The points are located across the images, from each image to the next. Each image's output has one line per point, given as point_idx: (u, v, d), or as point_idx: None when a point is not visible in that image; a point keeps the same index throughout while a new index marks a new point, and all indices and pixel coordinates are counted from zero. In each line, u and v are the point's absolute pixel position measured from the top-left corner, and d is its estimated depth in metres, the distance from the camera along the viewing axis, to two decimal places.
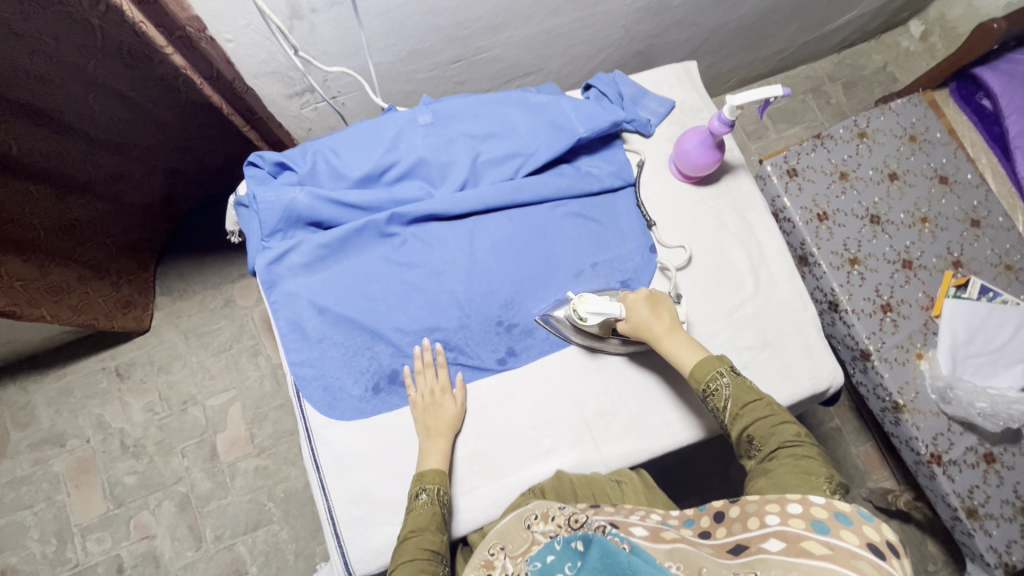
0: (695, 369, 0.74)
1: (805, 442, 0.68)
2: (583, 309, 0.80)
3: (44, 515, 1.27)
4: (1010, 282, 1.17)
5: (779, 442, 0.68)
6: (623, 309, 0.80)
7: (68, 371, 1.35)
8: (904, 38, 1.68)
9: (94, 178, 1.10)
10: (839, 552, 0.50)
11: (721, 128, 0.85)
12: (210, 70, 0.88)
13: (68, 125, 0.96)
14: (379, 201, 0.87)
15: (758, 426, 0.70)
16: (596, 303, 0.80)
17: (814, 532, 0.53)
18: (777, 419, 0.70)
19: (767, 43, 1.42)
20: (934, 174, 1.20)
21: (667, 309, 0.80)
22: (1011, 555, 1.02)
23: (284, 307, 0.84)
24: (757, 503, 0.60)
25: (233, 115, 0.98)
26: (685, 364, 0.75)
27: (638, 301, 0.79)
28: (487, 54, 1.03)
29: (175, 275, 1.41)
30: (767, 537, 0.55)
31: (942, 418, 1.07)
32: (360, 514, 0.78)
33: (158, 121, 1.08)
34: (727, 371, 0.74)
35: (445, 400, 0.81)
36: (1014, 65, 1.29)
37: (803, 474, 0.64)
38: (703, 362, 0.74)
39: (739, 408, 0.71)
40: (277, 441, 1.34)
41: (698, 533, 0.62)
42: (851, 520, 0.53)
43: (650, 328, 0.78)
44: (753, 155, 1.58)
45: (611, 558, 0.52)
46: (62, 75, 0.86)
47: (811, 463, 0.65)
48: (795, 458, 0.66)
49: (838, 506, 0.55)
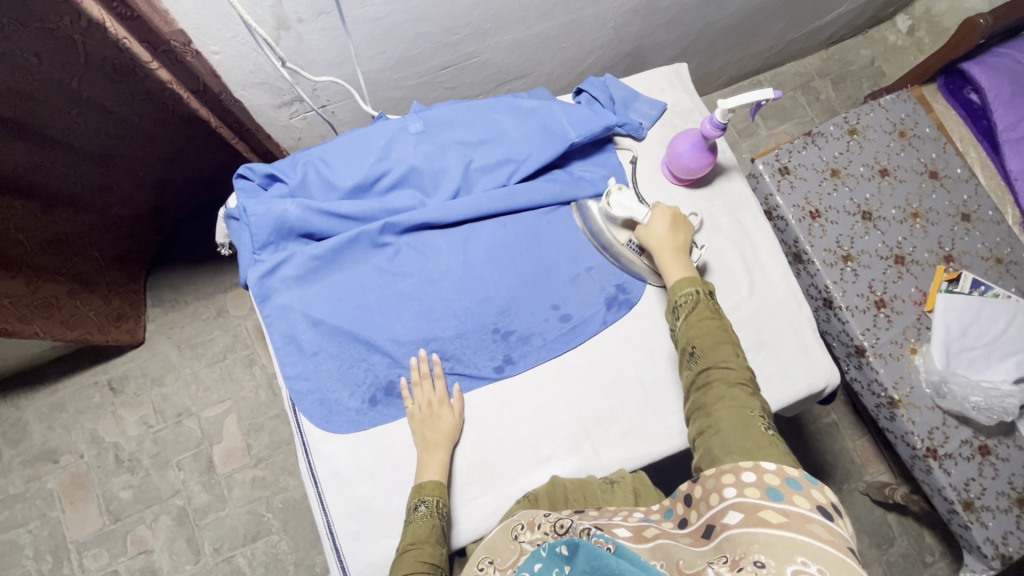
0: (676, 282, 0.78)
1: (740, 366, 0.71)
2: (614, 199, 0.85)
3: (39, 532, 1.26)
4: (1001, 275, 1.17)
5: (717, 360, 0.71)
6: (646, 215, 0.83)
7: (60, 386, 1.33)
8: (892, 33, 1.68)
9: (80, 191, 1.09)
10: (794, 517, 0.51)
11: (713, 131, 0.85)
12: (197, 84, 0.87)
13: (52, 138, 0.94)
14: (371, 211, 0.86)
15: (702, 339, 0.73)
16: (627, 199, 0.84)
17: (770, 500, 0.54)
18: (723, 339, 0.73)
19: (756, 41, 1.42)
20: (924, 170, 1.21)
21: (687, 233, 0.83)
22: (1007, 546, 1.03)
23: (278, 321, 0.83)
24: (715, 477, 0.59)
25: (221, 128, 0.98)
26: (671, 276, 0.80)
27: (665, 213, 0.83)
28: (477, 59, 1.03)
29: (166, 287, 1.40)
30: (727, 511, 0.55)
31: (936, 412, 1.08)
32: (360, 527, 0.78)
33: (144, 132, 1.07)
34: (702, 292, 0.77)
35: (442, 411, 0.80)
36: (1000, 59, 1.29)
37: (737, 406, 0.67)
38: (682, 279, 0.78)
39: (694, 320, 0.75)
40: (274, 451, 1.33)
41: (677, 523, 0.61)
42: (800, 485, 0.55)
43: (661, 235, 0.81)
44: (744, 153, 1.58)
45: (599, 560, 0.50)
46: (43, 91, 0.85)
47: (743, 392, 0.68)
48: (727, 385, 0.69)
49: (787, 472, 0.57)
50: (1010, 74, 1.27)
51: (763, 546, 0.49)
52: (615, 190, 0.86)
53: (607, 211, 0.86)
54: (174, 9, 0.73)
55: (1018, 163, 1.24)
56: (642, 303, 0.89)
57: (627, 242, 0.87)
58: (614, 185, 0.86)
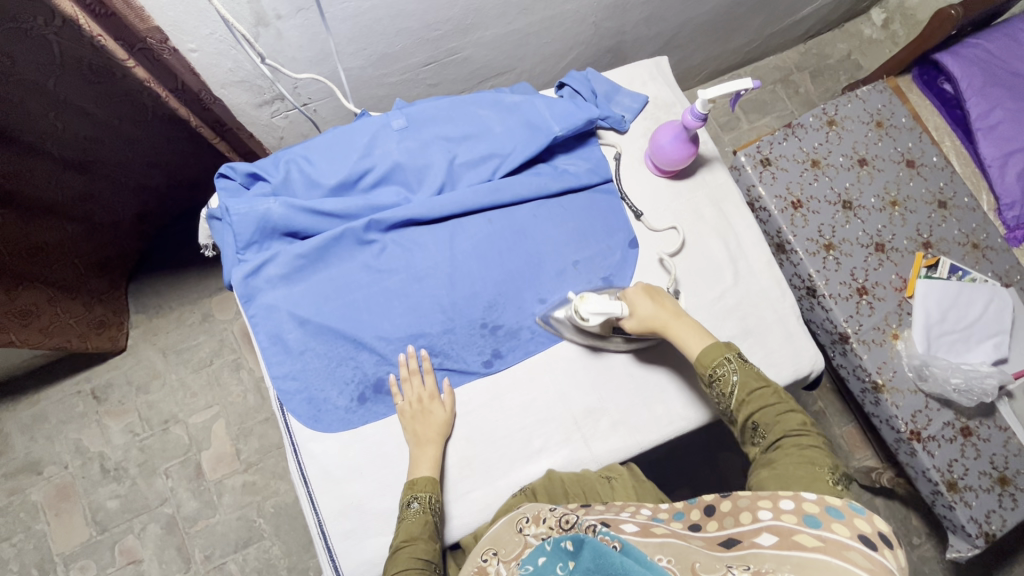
0: (702, 355, 0.75)
1: (811, 431, 0.69)
2: (583, 310, 0.80)
3: (23, 546, 1.23)
4: (977, 260, 1.20)
5: (785, 430, 0.69)
6: (624, 308, 0.80)
7: (42, 397, 1.31)
8: (867, 26, 1.72)
9: (60, 198, 1.07)
10: (830, 543, 0.51)
11: (694, 122, 0.86)
12: (175, 82, 0.86)
13: (30, 144, 0.93)
14: (356, 208, 0.86)
15: (763, 413, 0.71)
16: (598, 303, 0.79)
17: (806, 526, 0.54)
18: (786, 407, 0.71)
19: (735, 35, 1.44)
20: (902, 159, 1.23)
21: (669, 298, 0.82)
22: (991, 524, 1.06)
23: (263, 321, 0.83)
24: (749, 498, 0.60)
25: (201, 127, 0.97)
26: (691, 351, 0.76)
27: (640, 296, 0.81)
28: (459, 55, 1.03)
29: (150, 292, 1.38)
30: (760, 532, 0.56)
31: (919, 396, 1.10)
32: (351, 526, 0.77)
33: (124, 135, 1.06)
34: (734, 358, 0.74)
35: (433, 406, 0.80)
36: (971, 49, 1.32)
37: (807, 463, 0.65)
38: (710, 349, 0.74)
39: (745, 393, 0.72)
40: (264, 456, 1.32)
41: (688, 527, 0.62)
42: (842, 513, 0.54)
43: (653, 313, 0.79)
44: (726, 147, 1.60)
45: (604, 558, 0.51)
46: (19, 93, 0.83)
47: (817, 453, 0.67)
48: (801, 448, 0.67)
49: (830, 501, 0.56)
50: (981, 63, 1.30)
51: (795, 566, 0.48)
52: (579, 301, 0.80)
53: (585, 323, 0.81)
54: (149, 6, 0.72)
55: (991, 150, 1.27)
56: None
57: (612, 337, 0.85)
58: (576, 300, 0.81)
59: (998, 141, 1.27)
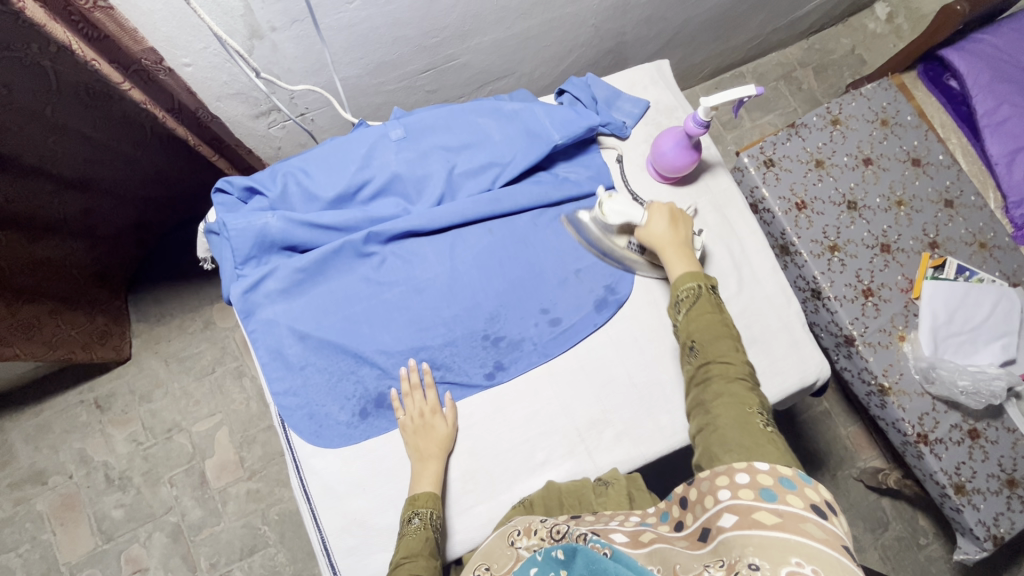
0: (677, 278, 0.79)
1: (740, 361, 0.70)
2: (607, 207, 0.85)
3: (29, 556, 1.23)
4: (985, 259, 1.18)
5: (716, 354, 0.71)
6: (644, 216, 0.83)
7: (45, 407, 1.31)
8: (871, 20, 1.69)
9: (62, 215, 1.07)
10: (788, 518, 0.51)
11: (697, 129, 0.85)
12: (172, 102, 0.86)
13: (30, 166, 0.92)
14: (355, 221, 0.85)
15: (703, 333, 0.73)
16: (621, 203, 0.84)
17: (763, 501, 0.53)
18: (725, 334, 0.73)
19: (737, 33, 1.41)
20: (907, 157, 1.21)
21: (687, 228, 0.84)
22: (998, 527, 1.05)
23: (263, 336, 0.82)
24: (709, 479, 0.58)
25: (201, 146, 0.97)
26: (672, 271, 0.80)
27: (663, 211, 0.83)
28: (457, 61, 1.02)
29: (151, 301, 1.38)
30: (722, 514, 0.54)
31: (926, 398, 1.09)
32: (355, 543, 0.77)
33: (121, 154, 1.04)
34: (703, 287, 0.77)
35: (435, 421, 0.79)
36: (978, 44, 1.29)
37: (735, 401, 0.66)
38: (683, 274, 0.78)
39: (695, 313, 0.75)
40: (268, 463, 1.32)
41: (673, 527, 0.60)
42: (794, 484, 0.55)
43: (662, 233, 0.82)
44: (728, 146, 1.58)
45: (598, 564, 0.52)
46: (17, 121, 0.83)
47: (741, 387, 0.67)
48: (726, 381, 0.68)
49: (781, 471, 0.56)
50: (987, 59, 1.28)
51: (757, 548, 0.48)
52: (606, 199, 0.86)
53: (603, 220, 0.86)
54: (141, 21, 0.71)
55: (998, 147, 1.25)
56: (631, 301, 0.89)
57: (627, 245, 0.88)
58: (604, 196, 0.86)
59: (1005, 138, 1.25)
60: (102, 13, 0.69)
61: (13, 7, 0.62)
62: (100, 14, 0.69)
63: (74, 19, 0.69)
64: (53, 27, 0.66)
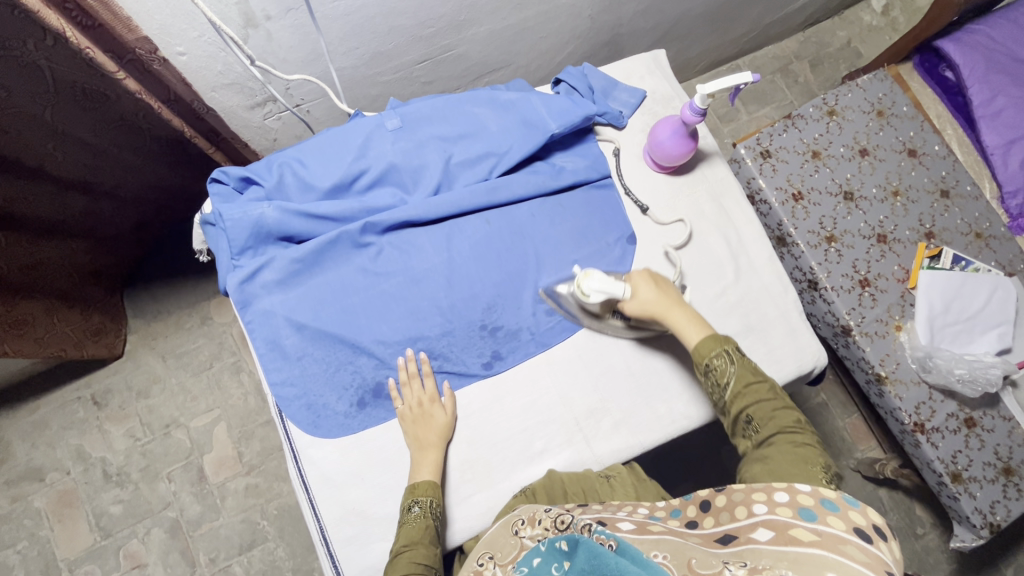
0: (699, 344, 0.74)
1: (804, 429, 0.69)
2: (586, 286, 0.79)
3: (28, 552, 1.23)
4: (981, 249, 1.19)
5: (778, 426, 0.69)
6: (626, 289, 0.79)
7: (42, 403, 1.30)
8: (867, 13, 1.69)
9: (61, 216, 1.06)
10: (827, 538, 0.51)
11: (693, 118, 0.85)
12: (167, 93, 0.86)
13: (31, 169, 0.92)
14: (351, 211, 0.84)
15: (758, 408, 0.70)
16: (600, 281, 0.79)
17: (802, 520, 0.54)
18: (779, 403, 0.71)
19: (733, 25, 1.42)
20: (903, 148, 1.21)
21: (670, 287, 0.81)
22: (995, 515, 1.05)
23: (260, 326, 0.82)
24: (743, 492, 0.60)
25: (196, 137, 0.97)
26: (689, 339, 0.75)
27: (644, 279, 0.80)
28: (453, 52, 1.02)
29: (148, 297, 1.37)
30: (755, 527, 0.56)
31: (922, 387, 1.09)
32: (354, 532, 0.77)
33: (123, 161, 1.05)
34: (732, 351, 0.73)
35: (434, 410, 0.79)
36: (973, 35, 1.30)
37: (802, 463, 0.65)
38: (707, 340, 0.74)
39: (742, 387, 0.71)
40: (266, 458, 1.32)
41: (685, 524, 0.62)
42: (837, 506, 0.55)
43: (654, 300, 0.78)
44: (725, 138, 1.58)
45: (598, 559, 0.50)
46: (17, 126, 0.83)
47: (809, 452, 0.66)
48: (795, 446, 0.67)
49: (824, 493, 0.56)
50: (983, 50, 1.28)
51: (792, 563, 0.49)
52: (583, 278, 0.80)
53: (582, 298, 0.81)
54: (135, 10, 0.71)
55: (994, 138, 1.26)
56: None
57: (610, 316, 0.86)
58: (579, 275, 0.80)
59: (1001, 128, 1.25)
60: (95, 1, 0.69)
61: None
62: (93, 2, 0.69)
63: (66, 7, 0.68)
64: (46, 14, 0.65)
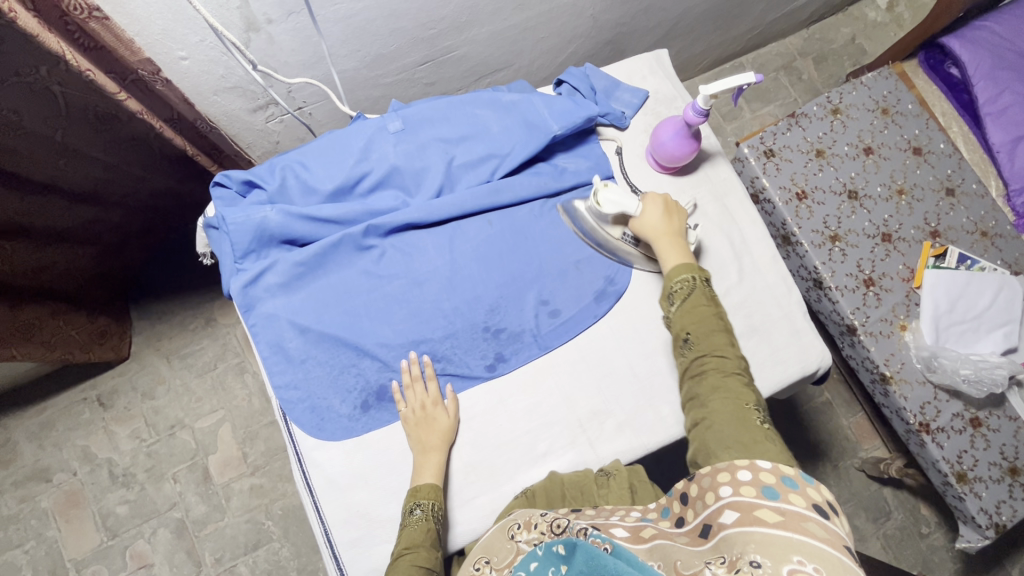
0: (672, 268, 0.78)
1: (734, 355, 0.70)
2: (602, 196, 0.82)
3: (36, 552, 1.24)
4: (986, 248, 1.18)
5: (711, 349, 0.71)
6: (639, 207, 0.82)
7: (48, 405, 1.31)
8: (871, 9, 1.68)
9: (69, 225, 1.07)
10: (790, 516, 0.51)
11: (696, 118, 0.84)
12: (170, 112, 0.89)
13: (42, 184, 0.93)
14: (354, 214, 0.85)
15: (697, 327, 0.73)
16: (617, 194, 0.82)
17: (765, 499, 0.53)
18: (717, 326, 0.73)
19: (737, 23, 1.41)
20: (908, 146, 1.20)
21: (682, 219, 0.82)
22: (1000, 515, 1.05)
23: (264, 330, 0.82)
24: (710, 475, 0.59)
25: (199, 154, 1.00)
26: (666, 262, 0.79)
27: (657, 201, 0.82)
28: (454, 54, 1.01)
29: (152, 299, 1.38)
30: (723, 510, 0.55)
31: (928, 386, 1.09)
32: (357, 535, 0.77)
33: (132, 175, 1.06)
34: (698, 279, 0.77)
35: (437, 412, 0.80)
36: (978, 31, 1.28)
37: (732, 397, 0.66)
38: (680, 266, 0.77)
39: (689, 307, 0.75)
40: (271, 458, 1.33)
41: (674, 522, 0.61)
42: (796, 483, 0.55)
43: (655, 223, 0.81)
44: (728, 136, 1.58)
45: (597, 560, 0.51)
46: (29, 146, 0.83)
47: (737, 382, 0.68)
48: (722, 375, 0.68)
49: (783, 470, 0.56)
50: (988, 46, 1.27)
51: (759, 545, 0.49)
52: (601, 187, 0.83)
53: (596, 209, 0.84)
54: (138, 15, 0.71)
55: (1000, 135, 1.24)
56: (631, 292, 0.89)
57: (622, 235, 0.87)
58: (598, 184, 0.83)
59: (1007, 125, 1.24)
60: (99, 26, 0.70)
61: (5, 18, 0.60)
62: (95, 24, 0.70)
63: (68, 29, 0.69)
64: (46, 38, 0.65)
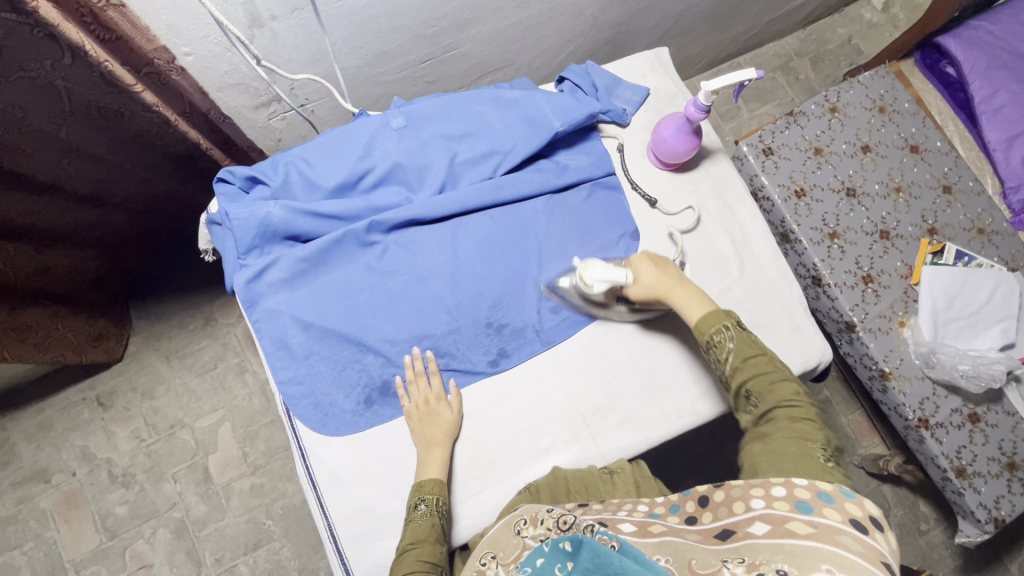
0: (699, 322, 0.73)
1: (804, 401, 0.67)
2: (588, 277, 0.79)
3: (34, 553, 1.23)
4: (983, 245, 1.19)
5: (778, 400, 0.67)
6: (628, 275, 0.79)
7: (46, 405, 1.31)
8: (867, 10, 1.69)
9: (70, 226, 1.06)
10: (823, 529, 0.51)
11: (698, 114, 0.85)
12: (184, 104, 0.90)
13: (45, 184, 0.93)
14: (357, 210, 0.85)
15: (757, 381, 0.69)
16: (601, 270, 0.78)
17: (799, 513, 0.53)
18: (779, 375, 0.69)
19: (735, 22, 1.42)
20: (905, 144, 1.22)
21: (674, 267, 0.81)
22: (999, 510, 1.06)
23: (267, 325, 0.82)
24: (742, 487, 0.59)
25: (213, 149, 1.02)
26: (692, 315, 0.75)
27: (645, 262, 0.80)
28: (456, 51, 1.02)
29: (152, 298, 1.37)
30: (753, 521, 0.55)
31: (926, 382, 1.09)
32: (362, 531, 0.78)
33: (134, 175, 1.06)
34: (731, 326, 0.72)
35: (440, 408, 0.80)
36: (974, 31, 1.30)
37: (800, 439, 0.64)
38: (708, 316, 0.72)
39: (740, 361, 0.70)
40: (271, 458, 1.32)
41: (685, 520, 0.62)
42: (834, 498, 0.55)
43: (656, 282, 0.78)
44: (726, 136, 1.59)
45: (602, 558, 0.50)
46: (33, 145, 0.83)
47: (809, 426, 0.65)
48: (793, 419, 0.66)
49: (820, 486, 0.56)
50: (984, 46, 1.28)
51: (788, 555, 0.48)
52: (584, 268, 0.80)
53: (587, 288, 0.80)
54: (142, 10, 0.71)
55: (996, 133, 1.26)
56: None
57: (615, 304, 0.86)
58: (581, 267, 0.80)
59: (1002, 124, 1.25)
60: (117, 15, 0.71)
61: (26, 7, 0.61)
62: (113, 13, 0.70)
63: (84, 20, 0.69)
64: (67, 27, 0.66)
